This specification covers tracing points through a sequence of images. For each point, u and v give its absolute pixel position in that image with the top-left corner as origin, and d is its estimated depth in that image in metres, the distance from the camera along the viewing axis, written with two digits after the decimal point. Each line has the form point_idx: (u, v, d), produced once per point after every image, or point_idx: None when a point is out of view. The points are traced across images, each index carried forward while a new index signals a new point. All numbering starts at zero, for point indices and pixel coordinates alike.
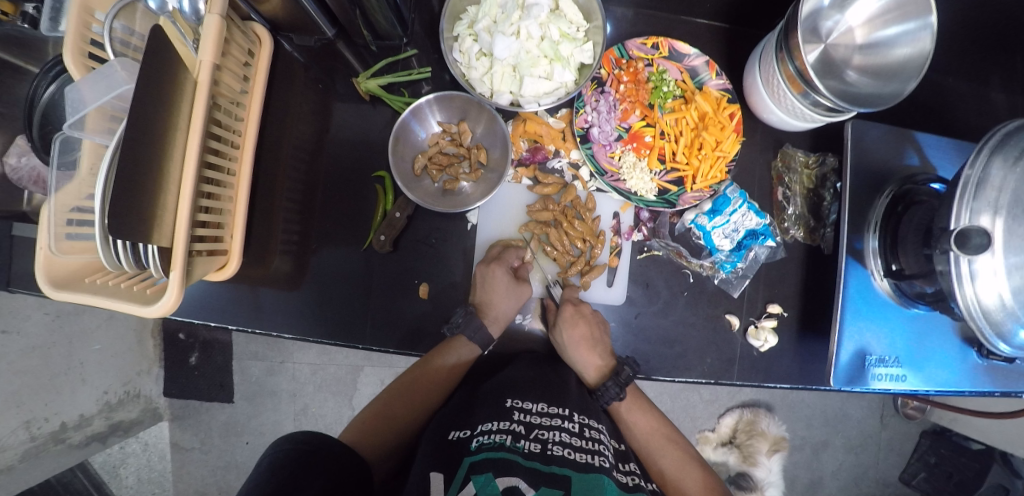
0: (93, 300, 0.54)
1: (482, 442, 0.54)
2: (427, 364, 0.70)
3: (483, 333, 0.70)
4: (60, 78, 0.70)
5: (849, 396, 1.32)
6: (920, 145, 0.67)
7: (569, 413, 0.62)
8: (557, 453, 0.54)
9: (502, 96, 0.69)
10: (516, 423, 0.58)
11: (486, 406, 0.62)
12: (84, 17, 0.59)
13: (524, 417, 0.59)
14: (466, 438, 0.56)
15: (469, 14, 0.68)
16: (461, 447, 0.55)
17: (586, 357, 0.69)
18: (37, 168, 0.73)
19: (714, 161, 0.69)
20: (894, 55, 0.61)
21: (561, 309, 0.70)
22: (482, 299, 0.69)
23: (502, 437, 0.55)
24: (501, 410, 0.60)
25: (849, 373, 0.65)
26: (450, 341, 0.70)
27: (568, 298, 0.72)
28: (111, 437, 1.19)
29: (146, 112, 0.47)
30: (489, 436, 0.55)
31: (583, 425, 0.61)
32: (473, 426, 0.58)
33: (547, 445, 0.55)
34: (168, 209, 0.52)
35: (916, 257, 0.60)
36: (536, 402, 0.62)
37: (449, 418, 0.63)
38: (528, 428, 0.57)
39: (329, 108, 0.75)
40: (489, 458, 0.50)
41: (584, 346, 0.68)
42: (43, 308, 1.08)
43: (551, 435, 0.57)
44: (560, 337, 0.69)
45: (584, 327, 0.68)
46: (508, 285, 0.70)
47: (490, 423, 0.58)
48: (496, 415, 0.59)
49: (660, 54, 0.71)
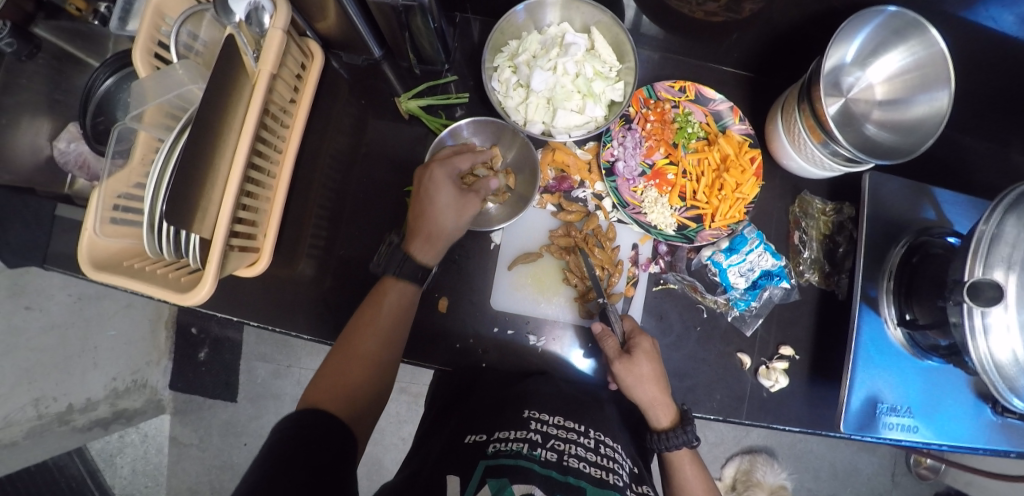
0: (131, 283, 0.57)
1: (500, 448, 0.55)
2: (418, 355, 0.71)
3: (412, 265, 0.68)
4: (120, 73, 0.76)
5: (859, 450, 1.30)
6: (937, 200, 0.69)
7: (585, 429, 0.62)
8: (574, 464, 0.54)
9: (535, 125, 0.73)
10: (533, 431, 0.58)
11: (504, 413, 0.62)
12: (155, 21, 0.64)
13: (541, 427, 0.59)
14: (483, 442, 0.57)
15: (510, 47, 0.72)
16: (479, 450, 0.56)
17: (652, 393, 0.64)
18: (83, 154, 0.78)
19: (733, 202, 0.71)
20: (912, 113, 0.64)
21: (637, 341, 0.66)
22: (418, 211, 0.67)
23: (520, 445, 0.55)
24: (518, 419, 0.60)
25: (860, 419, 0.65)
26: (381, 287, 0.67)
27: (636, 332, 0.68)
28: (114, 424, 1.19)
29: (207, 113, 0.51)
30: (506, 443, 0.55)
31: (597, 441, 0.61)
32: (490, 431, 0.59)
33: (563, 456, 0.55)
34: (214, 202, 0.55)
35: (930, 308, 0.61)
36: (553, 414, 0.62)
37: (466, 421, 0.64)
38: (545, 437, 0.57)
39: (368, 123, 0.79)
40: (505, 465, 0.51)
41: (653, 384, 0.64)
42: (66, 289, 1.06)
43: (568, 447, 0.57)
44: (630, 372, 0.64)
45: (656, 364, 0.65)
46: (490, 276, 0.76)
47: (506, 431, 0.58)
48: (513, 423, 0.59)
49: (686, 97, 0.74)
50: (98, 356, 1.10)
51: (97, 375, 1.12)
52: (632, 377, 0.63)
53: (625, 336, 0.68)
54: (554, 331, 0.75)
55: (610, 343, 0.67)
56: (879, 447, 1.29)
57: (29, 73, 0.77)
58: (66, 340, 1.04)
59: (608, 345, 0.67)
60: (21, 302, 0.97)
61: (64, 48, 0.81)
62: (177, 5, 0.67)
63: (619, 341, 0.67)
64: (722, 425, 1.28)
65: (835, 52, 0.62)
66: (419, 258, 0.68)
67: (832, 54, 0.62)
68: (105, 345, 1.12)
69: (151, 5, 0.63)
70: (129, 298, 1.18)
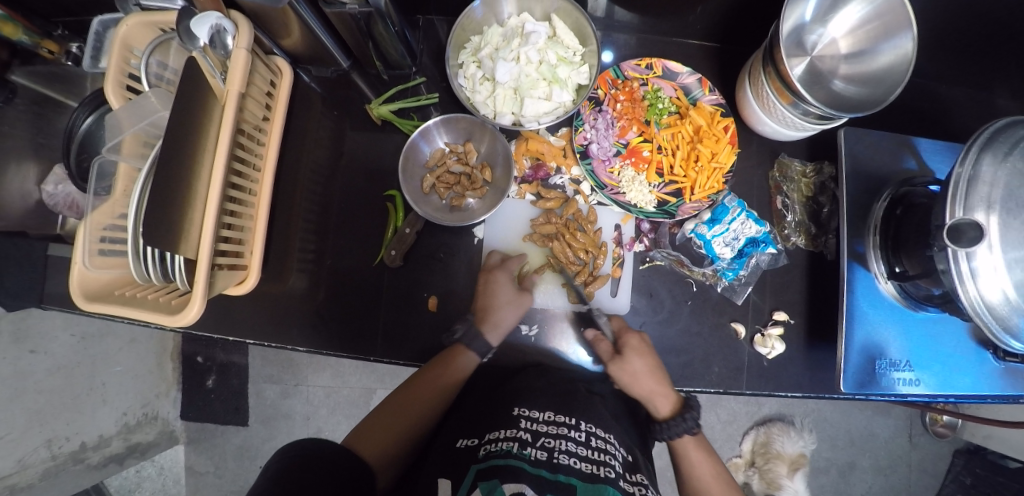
0: (122, 311, 0.57)
1: (490, 449, 0.56)
2: (428, 374, 0.68)
3: (483, 341, 0.70)
4: (99, 110, 0.77)
5: (874, 415, 1.28)
6: (916, 149, 0.68)
7: (576, 422, 0.62)
8: (564, 461, 0.54)
9: (504, 117, 0.73)
10: (522, 430, 0.59)
11: (496, 416, 0.63)
12: (123, 54, 0.65)
13: (530, 425, 0.60)
14: (474, 446, 0.58)
15: (473, 43, 0.73)
16: (470, 455, 0.57)
17: (653, 387, 0.67)
18: (71, 194, 0.79)
19: (710, 173, 0.71)
20: (878, 63, 0.63)
21: (625, 338, 0.69)
22: (482, 303, 0.70)
23: (510, 444, 0.56)
24: (508, 419, 0.61)
25: (859, 377, 0.64)
26: (451, 353, 0.70)
27: (622, 330, 0.70)
28: (128, 459, 1.19)
29: (178, 136, 0.52)
30: (497, 444, 0.56)
31: (588, 433, 0.61)
32: (481, 434, 0.60)
33: (554, 453, 0.55)
34: (195, 224, 0.56)
35: (919, 259, 0.60)
36: (543, 410, 0.63)
37: (461, 425, 0.65)
38: (535, 435, 0.58)
39: (344, 134, 0.80)
40: (495, 466, 0.52)
41: (651, 378, 0.66)
42: (69, 329, 1.05)
43: (559, 443, 0.57)
44: (627, 369, 0.66)
45: (649, 358, 0.67)
46: (514, 295, 0.71)
47: (497, 431, 0.59)
48: (503, 424, 0.60)
49: (654, 74, 0.74)
50: (106, 392, 1.11)
51: (108, 411, 1.12)
52: (627, 375, 0.66)
53: (615, 335, 0.70)
54: (555, 328, 0.74)
55: (602, 346, 0.70)
56: (894, 409, 1.28)
57: (10, 120, 0.78)
58: (73, 379, 1.04)
59: (599, 348, 0.69)
60: (25, 346, 0.96)
61: (44, 92, 0.82)
62: (145, 36, 0.68)
63: (611, 343, 0.70)
64: (733, 401, 1.27)
65: (793, 11, 0.62)
66: (489, 338, 0.70)
67: (791, 14, 0.62)
68: (112, 381, 1.13)
69: (117, 39, 0.64)
70: (132, 332, 1.18)
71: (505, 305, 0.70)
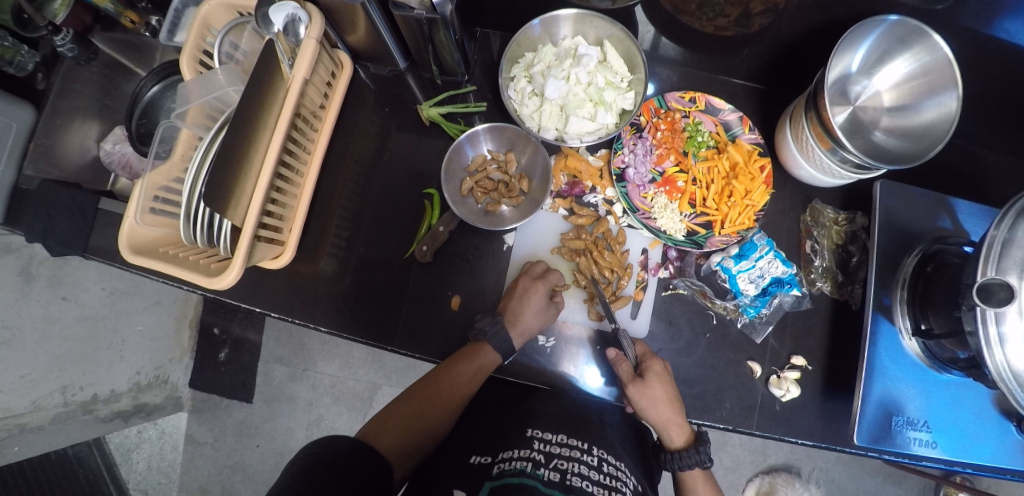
0: (165, 267, 0.60)
1: (503, 468, 0.56)
2: (448, 371, 0.69)
3: (505, 340, 0.70)
4: (166, 80, 0.82)
5: (884, 482, 1.24)
6: (954, 210, 0.69)
7: (588, 447, 0.63)
8: (577, 484, 0.55)
9: (548, 132, 0.76)
10: (536, 451, 0.59)
11: (509, 435, 0.64)
12: (201, 31, 0.70)
13: (544, 446, 0.61)
14: (488, 463, 0.59)
15: (526, 59, 0.76)
16: (484, 472, 0.58)
17: (667, 414, 0.66)
18: (127, 155, 0.84)
19: (742, 209, 0.73)
20: (921, 118, 0.65)
21: (649, 363, 0.68)
22: (512, 307, 0.71)
23: (523, 464, 0.56)
24: (522, 438, 0.62)
25: (874, 431, 0.63)
26: (473, 348, 0.71)
27: (647, 356, 0.69)
28: (134, 417, 1.22)
29: (245, 111, 0.55)
30: (510, 463, 0.57)
31: (600, 458, 0.62)
32: (494, 452, 0.61)
33: (566, 475, 0.56)
34: (246, 193, 0.59)
35: (946, 317, 0.60)
36: (556, 432, 0.63)
37: (475, 441, 0.66)
38: (548, 457, 0.59)
39: (391, 130, 0.83)
40: (509, 484, 0.53)
41: (667, 406, 0.66)
42: (100, 283, 1.10)
43: (570, 466, 0.58)
44: (647, 397, 0.65)
45: (669, 386, 0.67)
46: (544, 305, 0.72)
47: (511, 450, 0.60)
48: (517, 443, 0.61)
49: (697, 107, 0.76)
50: (124, 349, 1.14)
51: (122, 368, 1.15)
52: (647, 400, 0.64)
53: (638, 360, 0.69)
54: (569, 350, 0.74)
55: (623, 367, 0.68)
56: (906, 479, 1.24)
57: (83, 79, 0.85)
58: (96, 332, 1.08)
59: (620, 369, 0.68)
60: (57, 292, 1.02)
61: (116, 58, 0.88)
62: (223, 18, 0.73)
63: (632, 365, 0.69)
64: (739, 447, 1.25)
65: (839, 62, 0.64)
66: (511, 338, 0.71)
67: (837, 65, 0.64)
68: (132, 340, 1.16)
69: (199, 18, 0.69)
70: (157, 295, 1.22)
71: (531, 311, 0.71)
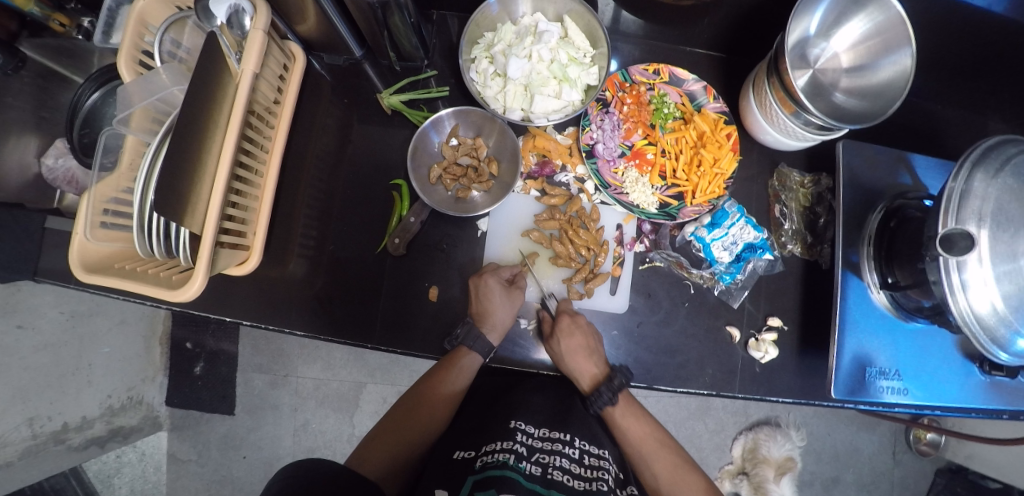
0: (122, 283, 0.56)
1: (487, 461, 0.56)
2: (432, 382, 0.69)
3: (484, 342, 0.69)
4: (106, 86, 0.76)
5: (859, 431, 1.31)
6: (913, 166, 0.71)
7: (570, 438, 0.65)
8: (558, 478, 0.57)
9: (514, 112, 0.75)
10: (518, 443, 0.60)
11: (492, 428, 0.64)
12: (138, 29, 0.66)
13: (526, 439, 0.62)
14: (471, 458, 0.59)
15: (486, 39, 0.75)
16: (466, 466, 0.58)
17: (584, 366, 0.68)
18: (71, 169, 0.77)
19: (711, 178, 0.73)
20: (879, 77, 0.66)
21: (558, 321, 0.70)
22: (477, 309, 0.69)
23: (506, 456, 0.57)
24: (504, 431, 0.63)
25: (850, 384, 0.65)
26: (454, 354, 0.70)
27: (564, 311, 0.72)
28: (110, 443, 1.16)
29: (191, 111, 0.52)
30: (493, 455, 0.57)
31: (581, 450, 0.64)
32: (477, 447, 0.61)
33: (547, 469, 0.58)
34: (202, 200, 0.55)
35: (911, 270, 0.62)
36: (539, 426, 0.65)
37: (462, 438, 0.65)
38: (530, 450, 0.60)
39: (352, 122, 0.80)
40: (491, 476, 0.52)
41: (581, 355, 0.67)
42: (58, 307, 1.01)
43: (552, 459, 0.59)
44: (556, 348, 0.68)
45: (586, 337, 0.68)
46: (505, 295, 0.71)
47: (492, 443, 0.60)
48: (499, 436, 0.62)
49: (661, 79, 0.76)
50: (92, 374, 1.07)
51: (92, 393, 1.08)
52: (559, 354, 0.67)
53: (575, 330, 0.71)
54: None
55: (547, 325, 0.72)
56: (879, 425, 1.31)
57: (14, 90, 0.77)
58: (60, 358, 1.00)
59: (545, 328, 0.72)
60: None
61: (48, 65, 0.81)
62: (161, 13, 0.68)
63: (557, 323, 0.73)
64: (721, 411, 1.29)
65: (798, 25, 0.64)
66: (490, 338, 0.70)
67: (796, 28, 0.64)
68: (99, 362, 1.09)
69: (134, 14, 0.64)
70: (122, 314, 1.16)
71: (499, 307, 0.69)
